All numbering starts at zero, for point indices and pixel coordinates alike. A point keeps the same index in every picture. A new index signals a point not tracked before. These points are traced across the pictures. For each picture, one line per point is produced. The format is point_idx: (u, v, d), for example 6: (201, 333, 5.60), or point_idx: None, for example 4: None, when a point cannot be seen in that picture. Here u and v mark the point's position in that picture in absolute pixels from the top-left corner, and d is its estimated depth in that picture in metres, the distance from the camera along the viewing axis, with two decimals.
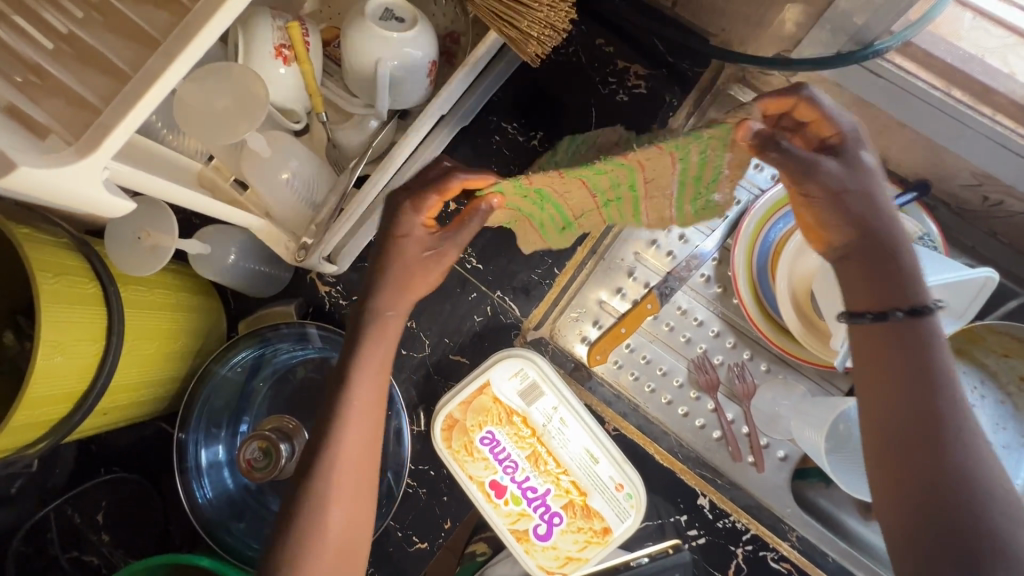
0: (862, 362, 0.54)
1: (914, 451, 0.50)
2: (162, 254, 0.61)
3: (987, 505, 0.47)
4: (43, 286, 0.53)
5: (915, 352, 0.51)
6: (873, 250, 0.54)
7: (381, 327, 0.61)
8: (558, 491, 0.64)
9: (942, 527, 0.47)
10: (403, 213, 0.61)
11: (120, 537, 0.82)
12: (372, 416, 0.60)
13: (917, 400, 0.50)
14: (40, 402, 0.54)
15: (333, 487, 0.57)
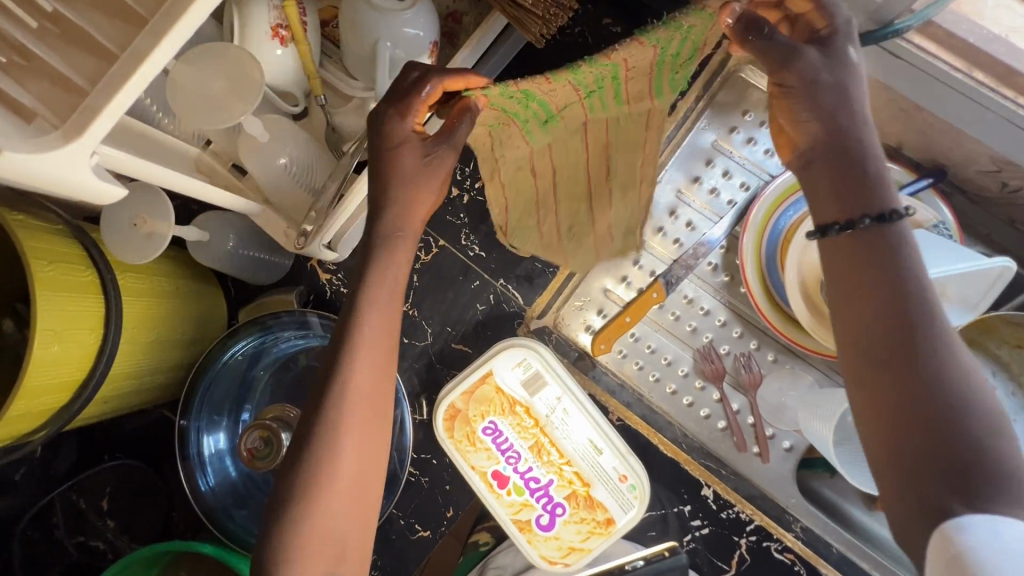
0: (834, 273, 0.49)
1: (889, 364, 0.44)
2: (158, 241, 0.60)
3: (970, 416, 0.41)
4: (38, 274, 0.53)
5: (885, 254, 0.47)
6: (843, 150, 0.49)
7: (387, 258, 0.55)
8: (561, 482, 0.64)
9: (927, 442, 0.42)
10: (387, 121, 0.53)
11: (125, 523, 0.82)
12: (380, 368, 0.55)
13: (891, 306, 0.45)
14: (37, 390, 0.54)
15: (336, 444, 0.52)
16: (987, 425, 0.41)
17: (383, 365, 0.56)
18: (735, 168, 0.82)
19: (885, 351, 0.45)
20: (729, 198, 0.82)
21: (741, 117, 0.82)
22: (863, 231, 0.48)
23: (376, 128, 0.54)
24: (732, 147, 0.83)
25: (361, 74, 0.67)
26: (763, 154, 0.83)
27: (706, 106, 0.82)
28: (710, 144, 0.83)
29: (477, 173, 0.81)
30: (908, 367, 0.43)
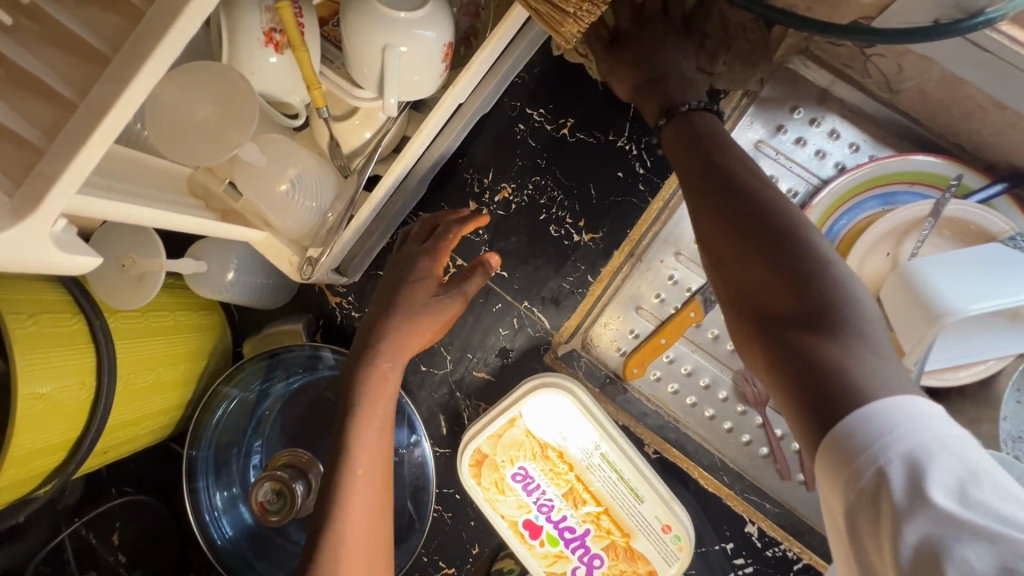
0: (673, 149, 0.52)
1: (728, 204, 0.44)
2: (150, 283, 0.54)
3: (814, 255, 0.40)
4: (16, 333, 0.47)
5: (694, 129, 0.51)
6: (691, 168, 0.49)
7: (391, 356, 0.61)
8: (598, 532, 0.59)
9: (775, 291, 0.39)
10: (417, 262, 0.65)
11: (137, 558, 0.78)
12: (375, 486, 0.58)
13: (713, 173, 0.46)
14: (26, 458, 0.49)
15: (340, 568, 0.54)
16: (841, 272, 0.40)
17: (367, 534, 0.56)
18: (781, 172, 0.75)
19: (716, 212, 0.44)
20: None
21: (789, 115, 0.75)
22: (675, 122, 0.53)
23: (410, 266, 0.65)
24: (777, 148, 0.75)
25: (367, 83, 0.59)
26: (814, 156, 0.75)
27: (749, 103, 0.74)
28: (752, 145, 0.75)
29: (498, 184, 0.74)
30: (740, 214, 0.43)
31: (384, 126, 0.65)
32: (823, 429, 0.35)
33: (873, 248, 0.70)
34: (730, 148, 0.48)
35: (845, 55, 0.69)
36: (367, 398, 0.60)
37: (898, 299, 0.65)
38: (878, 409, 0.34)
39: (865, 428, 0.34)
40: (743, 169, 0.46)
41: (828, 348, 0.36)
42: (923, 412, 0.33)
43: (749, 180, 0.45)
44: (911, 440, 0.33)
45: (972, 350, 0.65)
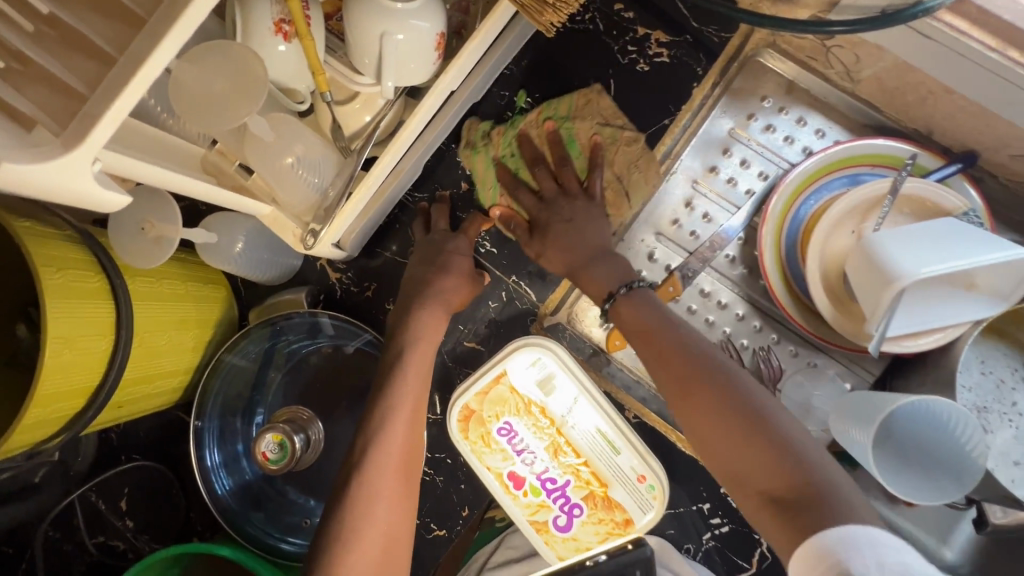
0: (632, 331, 0.63)
1: (701, 390, 0.53)
2: (167, 245, 0.59)
3: (784, 427, 0.49)
4: (46, 283, 0.52)
5: (646, 309, 0.63)
6: (652, 347, 0.60)
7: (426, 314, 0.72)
8: (578, 483, 0.63)
9: (763, 473, 0.48)
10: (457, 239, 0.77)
11: (143, 522, 0.83)
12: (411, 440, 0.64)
13: (680, 358, 0.57)
14: (49, 397, 0.53)
15: (376, 504, 0.59)
16: (805, 444, 0.49)
17: (394, 481, 0.61)
18: (753, 156, 0.80)
19: (694, 401, 0.53)
20: (747, 187, 0.81)
21: (759, 103, 0.80)
22: (628, 299, 0.65)
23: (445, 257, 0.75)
24: (749, 135, 0.80)
25: (366, 69, 0.65)
26: (782, 142, 0.80)
27: (722, 93, 0.79)
28: (726, 132, 0.80)
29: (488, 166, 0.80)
30: (714, 404, 0.52)
31: (382, 110, 0.71)
32: (811, 569, 0.41)
33: (839, 225, 0.75)
34: (692, 331, 0.60)
35: (808, 48, 0.75)
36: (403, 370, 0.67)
37: (861, 269, 0.69)
38: (849, 544, 0.40)
39: (842, 560, 0.40)
40: (707, 350, 0.57)
41: (813, 515, 0.44)
42: (892, 548, 0.39)
43: (714, 365, 0.55)
44: (886, 564, 0.38)
45: (930, 317, 0.69)
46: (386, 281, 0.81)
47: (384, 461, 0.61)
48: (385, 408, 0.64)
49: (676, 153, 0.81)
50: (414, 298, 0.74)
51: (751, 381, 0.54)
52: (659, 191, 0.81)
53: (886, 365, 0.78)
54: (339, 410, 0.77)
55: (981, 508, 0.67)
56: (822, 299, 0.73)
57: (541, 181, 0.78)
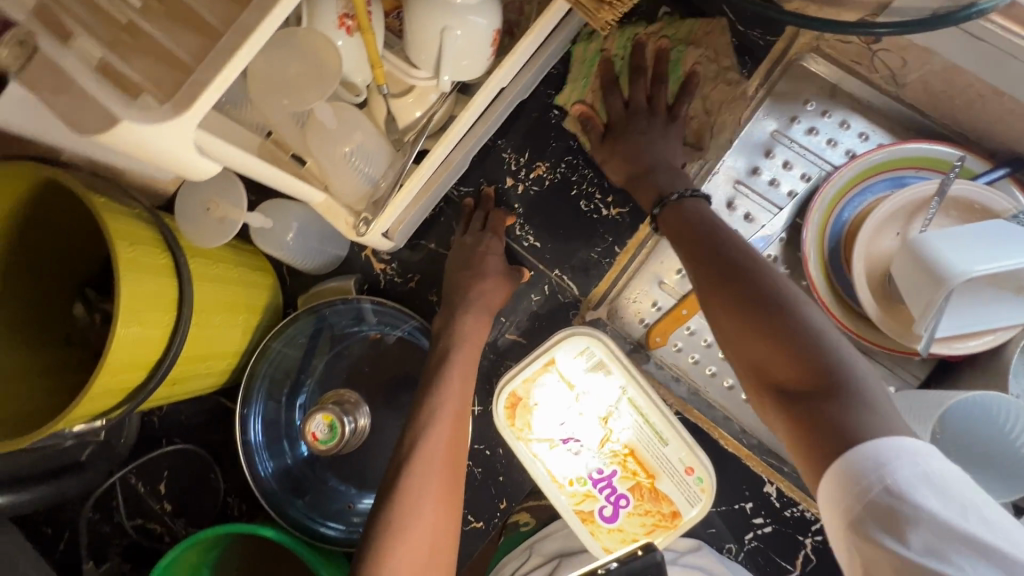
0: (676, 227, 0.64)
1: (731, 277, 0.54)
2: (230, 226, 0.61)
3: (812, 328, 0.48)
4: (120, 255, 0.54)
5: (686, 214, 0.64)
6: (687, 230, 0.62)
7: (466, 310, 0.74)
8: (624, 473, 0.63)
9: (780, 358, 0.48)
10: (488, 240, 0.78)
11: (181, 506, 0.85)
12: (455, 434, 0.67)
13: (708, 250, 0.58)
14: (116, 367, 0.55)
15: (422, 498, 0.62)
16: (838, 344, 0.47)
17: (442, 480, 0.64)
18: (795, 158, 0.81)
19: (723, 292, 0.53)
20: (789, 188, 0.81)
21: (802, 106, 0.81)
22: (675, 211, 0.65)
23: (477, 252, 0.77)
24: (792, 137, 0.81)
25: (424, 63, 0.67)
26: (825, 144, 0.81)
27: (765, 96, 0.81)
28: (769, 134, 0.81)
29: (533, 161, 0.81)
30: (743, 282, 0.53)
31: (435, 105, 0.73)
32: (826, 470, 0.42)
33: (884, 227, 0.75)
34: (726, 230, 0.59)
35: (853, 52, 0.76)
36: (449, 371, 0.69)
37: (907, 270, 0.69)
38: (873, 446, 0.40)
39: (868, 467, 0.40)
40: (739, 246, 0.57)
41: (830, 409, 0.44)
42: (915, 454, 0.39)
43: (746, 260, 0.55)
44: (908, 471, 0.39)
45: (980, 320, 0.68)
46: (428, 272, 0.82)
47: (431, 457, 0.64)
48: (433, 408, 0.67)
49: (719, 153, 0.82)
50: (452, 297, 0.75)
51: (788, 285, 0.52)
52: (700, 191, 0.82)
53: (931, 369, 0.77)
54: (381, 399, 0.78)
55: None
56: (867, 299, 0.73)
57: (633, 92, 0.78)
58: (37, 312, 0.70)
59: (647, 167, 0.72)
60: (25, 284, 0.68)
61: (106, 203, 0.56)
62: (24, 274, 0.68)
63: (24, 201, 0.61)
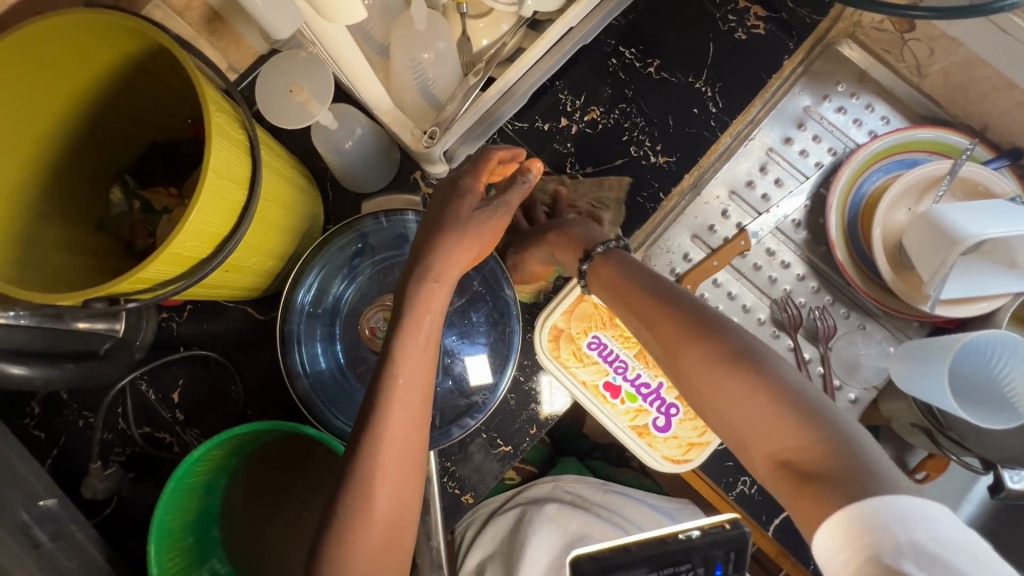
0: (614, 286, 0.64)
1: (698, 346, 0.54)
2: (305, 114, 0.62)
3: (785, 389, 0.50)
4: (212, 116, 0.52)
5: (622, 268, 0.64)
6: (628, 291, 0.62)
7: (460, 232, 0.63)
8: (670, 383, 0.70)
9: (772, 428, 0.49)
10: (462, 181, 0.66)
11: (194, 416, 0.82)
12: (425, 354, 0.60)
13: (661, 315, 0.58)
14: (193, 231, 0.53)
15: (393, 415, 0.57)
16: (813, 401, 0.49)
17: (413, 402, 0.58)
18: (825, 133, 0.88)
19: (696, 364, 0.54)
20: (817, 160, 0.88)
21: (834, 87, 0.88)
22: (604, 261, 0.66)
23: (454, 183, 0.66)
24: (822, 114, 0.88)
25: None
26: (851, 123, 0.88)
27: (803, 74, 0.87)
28: (802, 108, 0.88)
29: (588, 106, 0.85)
30: (710, 350, 0.53)
31: (505, 35, 0.75)
32: (849, 537, 0.42)
33: (899, 201, 0.82)
34: (663, 283, 0.60)
35: (886, 40, 0.84)
36: (427, 289, 0.61)
37: (920, 238, 0.76)
38: (890, 506, 0.41)
39: (885, 521, 0.40)
40: (694, 305, 0.58)
41: (829, 480, 0.45)
42: (938, 512, 0.40)
43: (704, 324, 0.55)
44: (916, 524, 0.40)
45: (977, 286, 0.76)
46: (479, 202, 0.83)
47: (404, 384, 0.58)
48: (404, 336, 0.59)
49: (758, 121, 0.87)
50: (432, 221, 0.64)
51: (747, 341, 0.54)
52: (737, 153, 0.88)
53: (926, 334, 0.86)
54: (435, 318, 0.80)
55: (999, 475, 0.71)
56: (883, 264, 0.80)
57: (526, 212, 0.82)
58: (76, 187, 0.67)
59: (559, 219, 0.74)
60: (74, 153, 0.66)
61: (183, 54, 0.51)
62: (74, 143, 0.65)
63: (111, 74, 0.60)
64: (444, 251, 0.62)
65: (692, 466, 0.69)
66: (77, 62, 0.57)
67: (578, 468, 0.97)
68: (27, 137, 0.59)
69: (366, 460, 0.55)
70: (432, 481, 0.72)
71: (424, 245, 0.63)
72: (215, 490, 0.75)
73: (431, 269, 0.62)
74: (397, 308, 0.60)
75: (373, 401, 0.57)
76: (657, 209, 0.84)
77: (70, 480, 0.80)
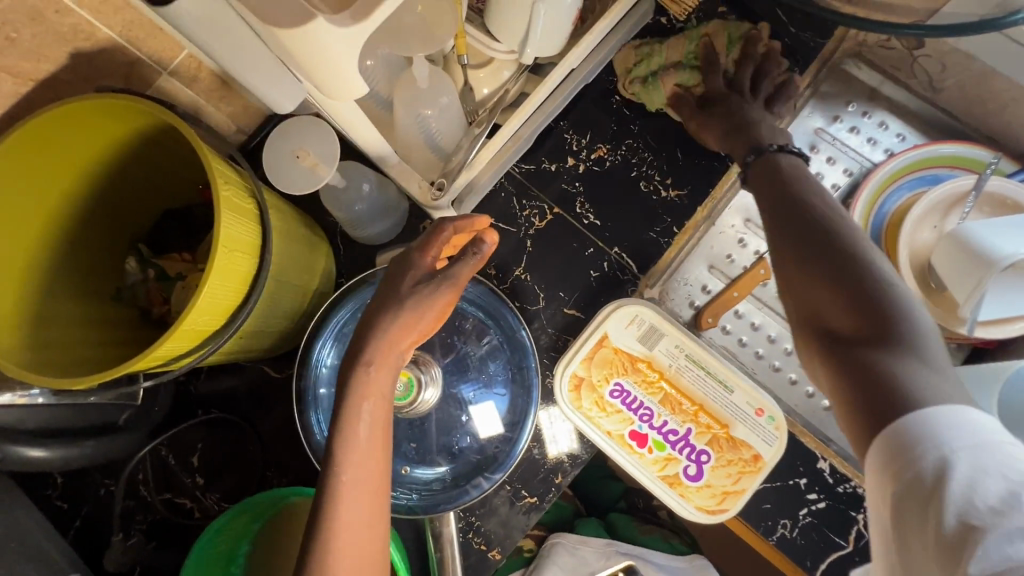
0: (756, 178, 0.64)
1: (812, 228, 0.54)
2: (316, 177, 0.62)
3: (875, 280, 0.48)
4: (220, 192, 0.52)
5: (767, 167, 0.64)
6: (765, 182, 0.62)
7: (393, 314, 0.58)
8: (699, 429, 0.68)
9: (839, 309, 0.49)
10: (409, 256, 0.61)
11: (214, 479, 0.81)
12: (372, 445, 0.56)
13: (780, 199, 0.58)
14: (206, 306, 0.53)
15: (336, 517, 0.53)
16: (906, 307, 0.47)
17: (362, 498, 0.55)
18: (839, 155, 0.86)
19: (798, 242, 0.54)
20: (834, 182, 0.85)
21: (844, 107, 0.86)
22: (755, 160, 0.66)
23: (403, 258, 0.61)
24: (834, 135, 0.86)
25: (507, 35, 0.69)
26: (866, 142, 0.86)
27: (811, 96, 0.86)
28: (813, 131, 0.86)
29: (594, 144, 0.84)
30: (820, 234, 0.53)
31: (508, 82, 0.75)
32: (881, 446, 0.42)
33: (925, 220, 0.79)
34: (808, 181, 0.60)
35: (894, 58, 0.83)
36: (360, 376, 0.56)
37: (948, 258, 0.72)
38: (926, 418, 0.40)
39: (916, 440, 0.40)
40: (825, 202, 0.57)
41: (875, 358, 0.45)
42: (970, 428, 0.39)
43: (822, 214, 0.55)
44: (973, 444, 0.39)
45: (1018, 304, 0.72)
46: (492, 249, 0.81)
47: (348, 479, 0.54)
48: (342, 431, 0.55)
49: None
50: (374, 302, 0.60)
51: (863, 238, 0.52)
52: None
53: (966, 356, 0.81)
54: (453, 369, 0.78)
55: None
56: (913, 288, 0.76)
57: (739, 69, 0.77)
58: (91, 262, 0.68)
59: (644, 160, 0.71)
60: (89, 229, 0.67)
61: (192, 135, 0.52)
62: (89, 220, 0.66)
63: (118, 149, 0.61)
64: (379, 333, 0.57)
65: (727, 516, 0.66)
66: (87, 142, 0.58)
67: (600, 530, 0.94)
68: (40, 216, 0.60)
69: (313, 565, 0.53)
70: (451, 542, 0.73)
71: (365, 326, 0.59)
72: (236, 563, 0.72)
73: (365, 356, 0.57)
74: (334, 404, 0.57)
75: (316, 499, 0.55)
76: (671, 244, 0.82)
77: (93, 552, 0.79)
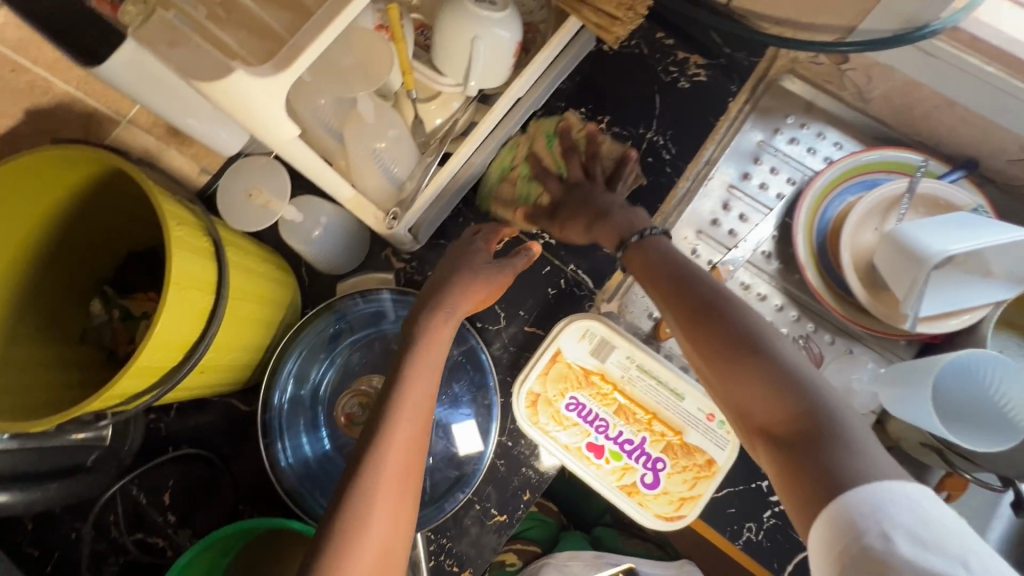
0: (645, 267, 0.68)
1: (716, 322, 0.58)
2: (269, 215, 0.71)
3: (782, 364, 0.52)
4: (172, 231, 0.54)
5: (650, 254, 0.68)
6: (653, 271, 0.67)
7: (462, 280, 0.68)
8: (654, 437, 0.70)
9: (765, 404, 0.52)
10: (473, 241, 0.73)
11: (186, 516, 0.81)
12: (427, 386, 0.61)
13: (679, 295, 0.62)
14: (162, 342, 0.55)
15: (388, 452, 0.56)
16: (815, 385, 0.52)
17: (416, 433, 0.59)
18: (781, 165, 0.90)
19: (708, 342, 0.57)
20: (778, 191, 0.89)
21: (783, 119, 0.91)
22: (636, 245, 0.70)
23: (467, 243, 0.73)
24: (775, 146, 0.90)
25: (451, 69, 0.73)
26: (805, 151, 0.90)
27: (751, 111, 0.90)
28: (755, 143, 0.90)
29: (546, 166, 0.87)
30: (722, 330, 0.57)
31: (457, 112, 0.78)
32: (825, 528, 0.43)
33: (864, 223, 0.82)
34: (692, 269, 0.64)
35: (824, 72, 0.87)
36: (433, 322, 0.65)
37: (890, 258, 0.75)
38: (860, 495, 0.43)
39: (854, 514, 0.42)
40: (712, 289, 0.61)
41: (814, 452, 0.47)
42: (899, 498, 0.42)
43: (716, 303, 0.59)
44: (907, 515, 0.41)
45: (959, 298, 0.75)
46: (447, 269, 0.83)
47: (412, 407, 0.59)
48: (413, 360, 0.62)
49: (714, 160, 0.90)
50: (438, 277, 0.70)
51: (757, 321, 0.57)
52: (698, 194, 0.90)
53: (915, 352, 0.85)
54: None
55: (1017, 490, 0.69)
56: (858, 289, 0.79)
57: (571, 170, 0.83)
58: (54, 306, 0.69)
59: (601, 212, 0.78)
60: (52, 274, 0.68)
61: (144, 179, 0.54)
62: (52, 265, 0.68)
63: (77, 194, 0.63)
64: (458, 289, 0.67)
65: (685, 522, 0.68)
66: (45, 190, 0.60)
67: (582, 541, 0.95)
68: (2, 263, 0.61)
69: (358, 506, 0.53)
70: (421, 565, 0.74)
71: (434, 286, 0.68)
72: None
73: (416, 341, 0.64)
74: (404, 346, 0.64)
75: (365, 444, 0.57)
76: None
77: None
